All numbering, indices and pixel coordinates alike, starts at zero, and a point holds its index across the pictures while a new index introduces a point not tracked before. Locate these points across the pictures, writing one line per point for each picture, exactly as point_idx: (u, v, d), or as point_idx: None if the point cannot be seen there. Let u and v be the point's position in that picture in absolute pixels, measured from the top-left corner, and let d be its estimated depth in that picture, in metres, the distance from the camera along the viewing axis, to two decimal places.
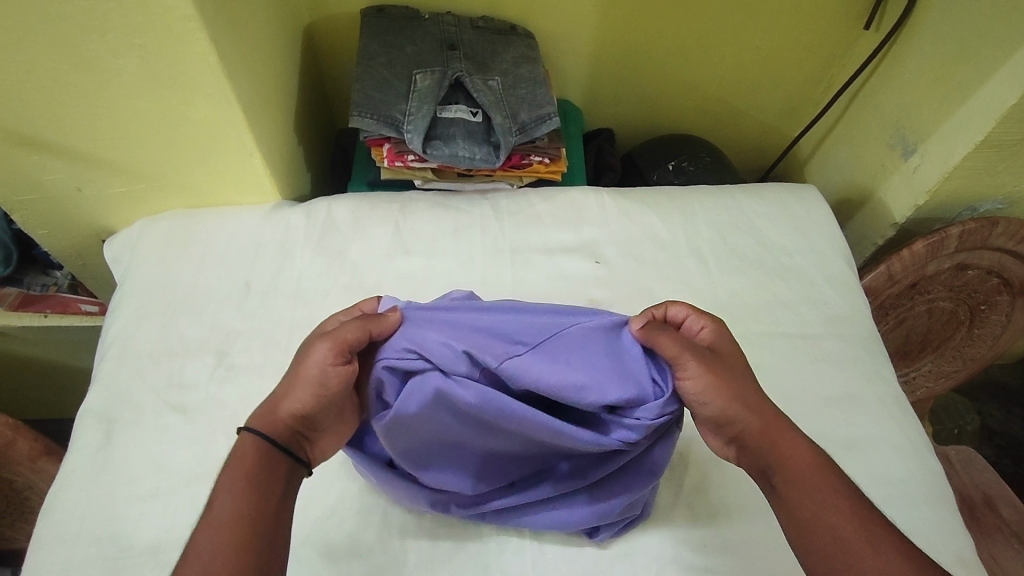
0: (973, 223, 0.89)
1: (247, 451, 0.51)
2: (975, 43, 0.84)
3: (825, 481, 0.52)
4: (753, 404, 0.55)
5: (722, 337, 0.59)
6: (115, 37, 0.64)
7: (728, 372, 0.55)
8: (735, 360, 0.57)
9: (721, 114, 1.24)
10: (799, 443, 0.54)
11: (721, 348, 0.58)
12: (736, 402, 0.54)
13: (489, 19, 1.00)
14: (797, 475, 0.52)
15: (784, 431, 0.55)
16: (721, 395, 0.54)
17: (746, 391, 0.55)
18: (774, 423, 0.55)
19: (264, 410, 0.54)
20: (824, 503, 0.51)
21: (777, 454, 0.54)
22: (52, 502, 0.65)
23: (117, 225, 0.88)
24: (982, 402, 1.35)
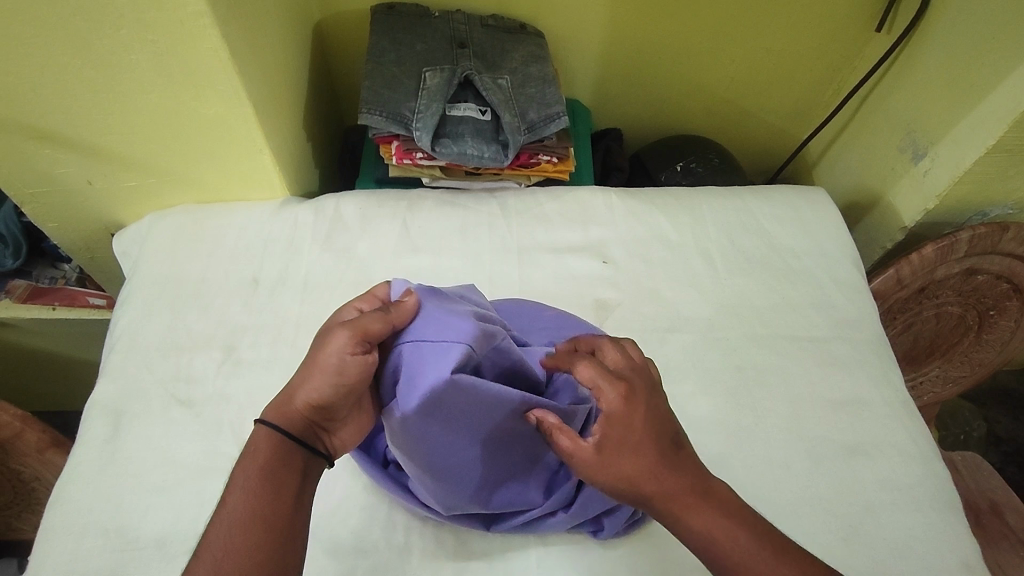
0: (984, 228, 0.88)
1: (258, 444, 0.51)
2: (988, 47, 0.83)
3: (733, 549, 0.49)
4: (648, 491, 0.50)
5: (616, 416, 0.50)
6: (127, 31, 0.65)
7: (618, 463, 0.50)
8: (629, 444, 0.50)
9: (730, 116, 1.24)
10: (710, 530, 0.49)
11: (611, 436, 0.51)
12: (629, 492, 0.50)
13: (499, 18, 1.00)
14: (702, 546, 0.50)
15: (687, 507, 0.50)
16: (609, 487, 0.51)
17: (641, 476, 0.50)
18: (684, 496, 0.50)
19: (279, 402, 0.53)
20: (734, 573, 0.48)
21: (682, 527, 0.50)
22: (60, 493, 0.65)
23: (126, 219, 0.89)
24: (988, 408, 1.34)
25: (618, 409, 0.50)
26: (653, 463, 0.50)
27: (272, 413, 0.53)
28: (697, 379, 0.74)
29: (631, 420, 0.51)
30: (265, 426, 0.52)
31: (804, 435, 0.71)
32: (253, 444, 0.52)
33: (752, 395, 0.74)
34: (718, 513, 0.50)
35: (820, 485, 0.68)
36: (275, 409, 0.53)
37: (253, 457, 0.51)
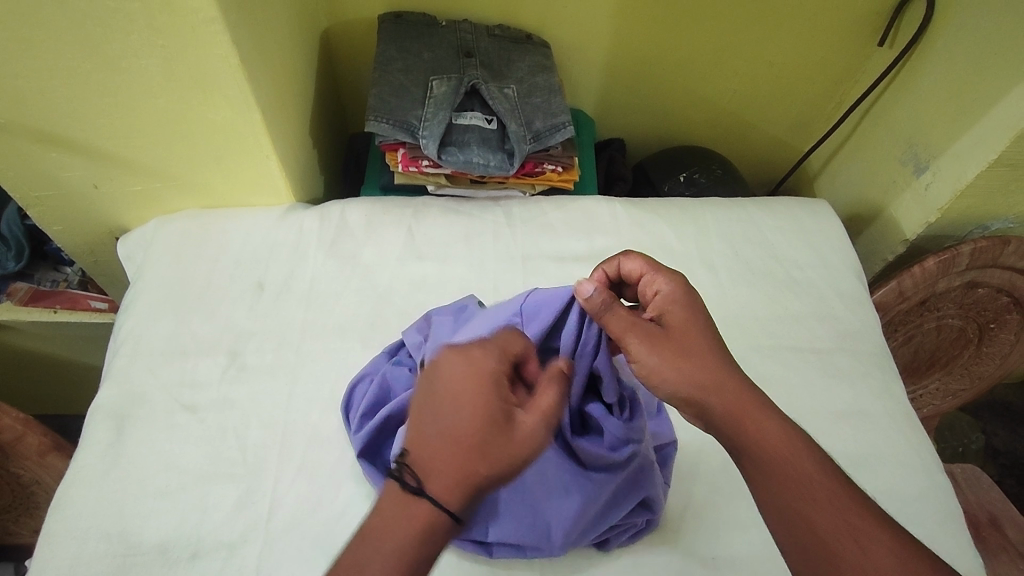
0: (985, 241, 0.89)
1: (426, 531, 0.46)
2: (990, 62, 0.84)
3: (795, 454, 0.49)
4: (707, 376, 0.53)
5: (675, 302, 0.58)
6: (138, 36, 0.65)
7: (676, 346, 0.55)
8: (689, 328, 0.56)
9: (733, 128, 1.25)
10: (770, 422, 0.50)
11: (671, 315, 0.57)
12: (686, 373, 0.53)
13: (505, 28, 1.01)
14: (764, 448, 0.49)
15: (750, 405, 0.52)
16: (671, 370, 0.54)
17: (703, 363, 0.54)
18: (741, 395, 0.52)
19: (455, 483, 0.47)
20: (793, 471, 0.48)
21: (742, 429, 0.51)
22: (62, 497, 0.65)
23: (131, 223, 0.89)
24: (986, 420, 1.35)
25: (677, 295, 0.58)
26: (715, 353, 0.54)
27: (447, 497, 0.47)
28: None
29: (683, 307, 0.57)
30: (439, 512, 0.47)
31: None
32: (410, 527, 0.46)
33: None
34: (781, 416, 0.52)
35: None
36: (453, 492, 0.47)
37: (418, 545, 0.46)
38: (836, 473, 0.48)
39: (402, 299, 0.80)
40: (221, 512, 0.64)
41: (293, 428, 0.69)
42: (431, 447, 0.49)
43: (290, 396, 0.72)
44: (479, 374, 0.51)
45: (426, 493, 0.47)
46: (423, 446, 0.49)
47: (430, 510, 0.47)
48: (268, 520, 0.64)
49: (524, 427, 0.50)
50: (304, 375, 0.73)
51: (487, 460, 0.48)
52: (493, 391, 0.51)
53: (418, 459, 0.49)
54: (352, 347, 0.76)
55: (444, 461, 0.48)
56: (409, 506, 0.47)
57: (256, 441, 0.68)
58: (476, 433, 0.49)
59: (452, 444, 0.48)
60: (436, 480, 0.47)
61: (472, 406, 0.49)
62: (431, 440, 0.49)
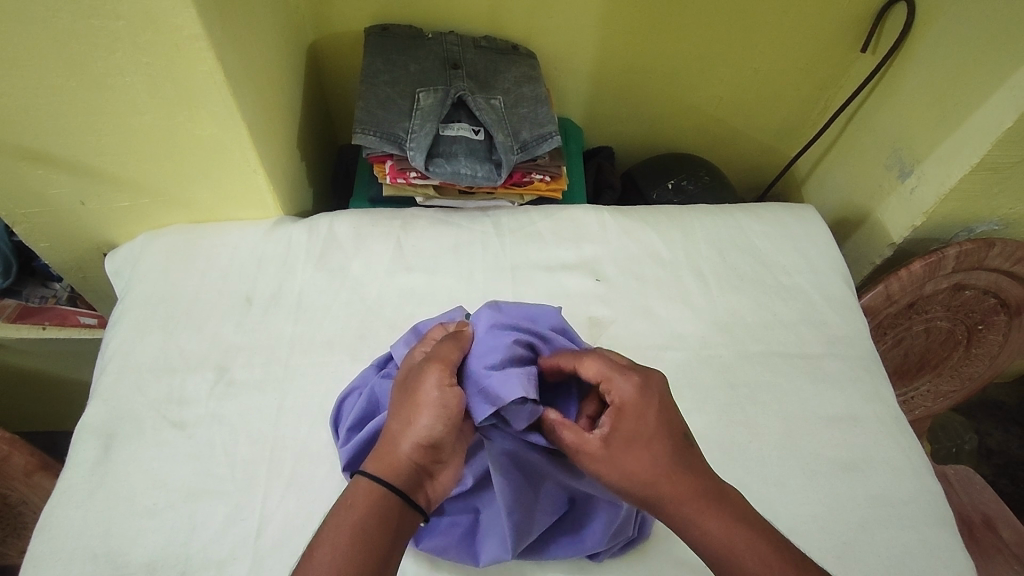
0: (970, 244, 0.90)
1: (355, 498, 0.53)
2: (970, 68, 0.85)
3: (746, 554, 0.49)
4: (658, 483, 0.51)
5: (629, 407, 0.54)
6: (123, 54, 0.65)
7: (625, 465, 0.52)
8: (641, 437, 0.53)
9: (720, 134, 1.25)
10: (721, 524, 0.50)
11: (621, 425, 0.53)
12: (638, 486, 0.52)
13: (491, 39, 1.01)
14: (716, 553, 0.50)
15: (704, 509, 0.51)
16: (622, 484, 0.52)
17: (647, 467, 0.52)
18: (694, 499, 0.51)
19: (383, 454, 0.55)
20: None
21: (692, 527, 0.51)
22: (48, 517, 0.64)
23: (119, 239, 0.88)
24: (979, 420, 1.35)
25: (631, 402, 0.54)
26: (668, 458, 0.52)
27: (374, 466, 0.54)
28: (692, 397, 0.75)
29: (638, 412, 0.53)
30: (365, 479, 0.53)
31: (797, 451, 0.72)
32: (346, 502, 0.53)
33: (744, 411, 0.74)
34: (739, 513, 0.51)
35: (813, 502, 0.68)
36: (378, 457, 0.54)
37: (340, 508, 0.52)
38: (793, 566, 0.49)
39: (392, 311, 0.80)
40: (210, 529, 0.63)
41: (282, 444, 0.69)
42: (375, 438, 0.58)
43: (279, 411, 0.71)
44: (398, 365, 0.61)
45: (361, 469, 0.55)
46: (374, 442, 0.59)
47: (361, 479, 0.54)
48: (258, 536, 0.63)
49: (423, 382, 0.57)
50: (293, 389, 0.73)
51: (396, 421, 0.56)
52: (404, 369, 0.60)
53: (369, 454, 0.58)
54: (341, 359, 0.76)
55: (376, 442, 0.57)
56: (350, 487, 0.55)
57: (244, 457, 0.68)
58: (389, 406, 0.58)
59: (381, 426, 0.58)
60: (370, 460, 0.55)
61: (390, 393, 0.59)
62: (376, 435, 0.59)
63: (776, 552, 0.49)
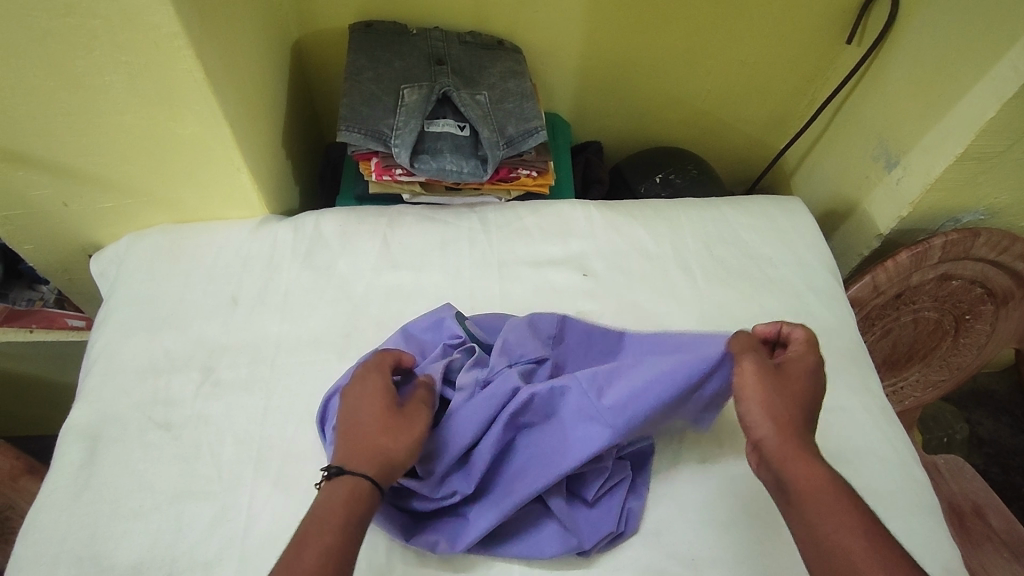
0: (956, 234, 0.90)
1: (354, 498, 0.53)
2: (954, 59, 0.85)
3: (835, 499, 0.50)
4: (785, 421, 0.56)
5: (803, 366, 0.60)
6: (101, 53, 0.65)
7: (787, 390, 0.58)
8: (796, 387, 0.59)
9: (708, 128, 1.25)
10: (819, 467, 0.53)
11: (792, 371, 0.60)
12: (764, 410, 0.56)
13: (476, 34, 1.01)
14: (802, 488, 0.51)
15: (805, 453, 0.54)
16: (759, 402, 0.57)
17: (782, 411, 0.56)
18: (801, 445, 0.54)
19: (373, 460, 0.55)
20: (825, 514, 0.50)
21: (787, 467, 0.53)
22: (34, 520, 0.64)
23: (104, 240, 0.88)
24: (969, 410, 1.36)
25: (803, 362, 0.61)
26: (800, 408, 0.57)
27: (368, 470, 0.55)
28: None
29: (806, 375, 0.60)
30: (362, 482, 0.54)
31: None
32: (342, 500, 0.52)
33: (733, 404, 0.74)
34: (830, 469, 0.53)
35: None
36: (378, 468, 0.55)
37: (341, 504, 0.52)
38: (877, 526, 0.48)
39: (379, 308, 0.80)
40: (197, 530, 0.63)
41: (269, 443, 0.69)
42: (348, 443, 0.57)
43: (266, 411, 0.71)
44: (372, 381, 0.61)
45: (349, 472, 0.54)
46: (339, 447, 0.57)
47: (364, 486, 0.54)
48: (245, 536, 0.63)
49: (412, 410, 0.60)
50: (280, 388, 0.73)
51: (392, 439, 0.57)
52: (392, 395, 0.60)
53: (339, 454, 0.56)
54: (328, 358, 0.75)
55: (360, 448, 0.56)
56: (346, 484, 0.53)
57: (230, 457, 0.68)
58: (376, 417, 0.58)
59: (363, 433, 0.57)
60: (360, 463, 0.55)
61: (366, 405, 0.59)
62: (343, 439, 0.57)
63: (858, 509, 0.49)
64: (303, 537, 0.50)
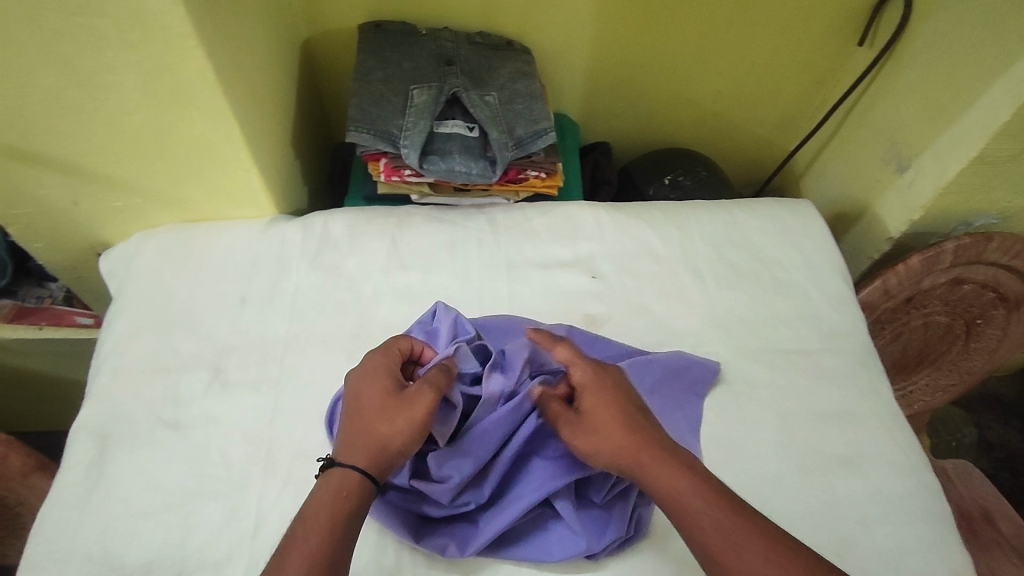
0: (968, 238, 0.89)
1: (344, 491, 0.54)
2: (967, 61, 0.85)
3: (692, 501, 0.53)
4: (625, 443, 0.58)
5: (591, 382, 0.62)
6: (112, 53, 0.65)
7: (599, 413, 0.60)
8: (604, 404, 0.60)
9: (717, 129, 1.25)
10: (674, 470, 0.55)
11: (585, 393, 0.62)
12: (604, 449, 0.58)
13: (485, 35, 1.01)
14: (668, 498, 0.54)
15: (653, 463, 0.56)
16: (594, 441, 0.59)
17: (614, 436, 0.58)
18: (643, 459, 0.57)
19: (366, 451, 0.56)
20: (693, 520, 0.53)
21: (651, 485, 0.55)
22: (44, 519, 0.64)
23: (113, 239, 0.88)
24: (978, 414, 1.35)
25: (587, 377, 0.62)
26: (623, 421, 0.59)
27: (357, 461, 0.56)
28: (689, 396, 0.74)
29: (595, 385, 0.62)
30: (352, 475, 0.55)
31: (794, 447, 0.71)
32: (332, 493, 0.54)
33: (742, 408, 0.74)
34: (688, 463, 0.56)
35: (811, 499, 0.68)
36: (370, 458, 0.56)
37: (330, 501, 0.53)
38: (739, 512, 0.52)
39: (387, 309, 0.80)
40: (206, 529, 0.63)
41: (277, 443, 0.69)
42: (347, 433, 0.58)
43: (274, 411, 0.71)
44: (379, 371, 0.61)
45: (341, 464, 0.56)
46: (341, 436, 0.58)
47: (355, 478, 0.55)
48: (254, 536, 0.63)
49: (416, 393, 0.58)
50: (288, 388, 0.73)
51: (388, 427, 0.57)
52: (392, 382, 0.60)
53: (339, 445, 0.58)
54: (336, 359, 0.75)
55: (357, 438, 0.57)
56: (334, 479, 0.55)
57: (239, 457, 0.68)
58: (374, 408, 0.58)
59: (361, 423, 0.58)
60: (354, 454, 0.56)
61: (368, 392, 0.59)
62: (344, 430, 0.58)
63: (719, 503, 0.53)
64: (292, 537, 0.52)
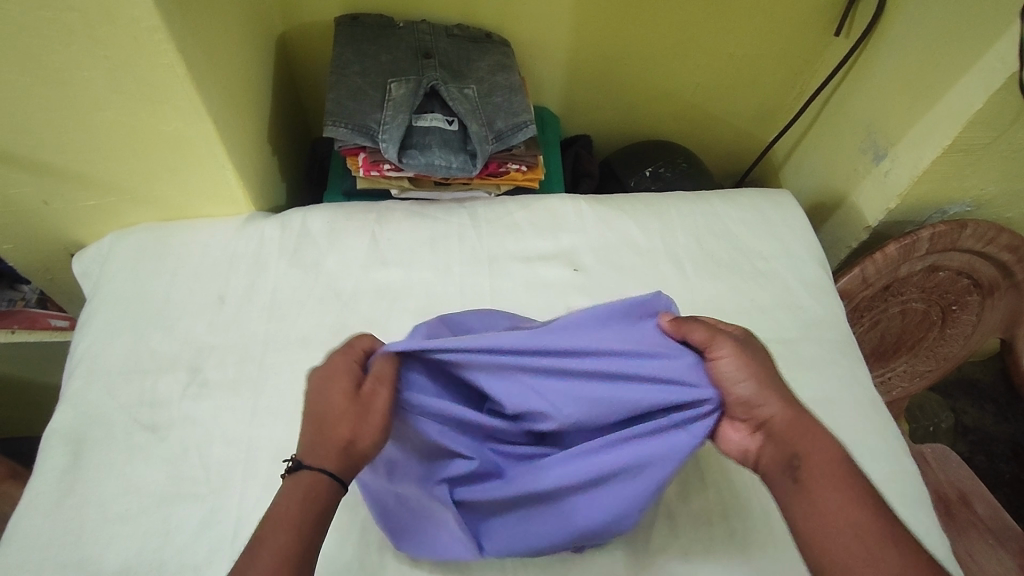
0: (943, 226, 0.91)
1: (310, 496, 0.50)
2: (941, 51, 0.86)
3: (843, 471, 0.51)
4: (780, 396, 0.55)
5: (758, 342, 0.60)
6: (80, 47, 0.63)
7: (761, 366, 0.56)
8: (768, 362, 0.58)
9: (698, 120, 1.25)
10: (829, 440, 0.53)
11: (756, 348, 0.59)
12: (762, 391, 0.55)
13: (464, 28, 1.00)
14: (817, 457, 0.52)
15: (811, 426, 0.54)
16: (748, 376, 0.55)
17: (769, 388, 0.55)
18: (802, 419, 0.54)
19: (330, 455, 0.52)
20: (836, 485, 0.50)
21: (803, 439, 0.53)
22: (17, 526, 0.63)
23: (86, 239, 0.86)
24: (955, 399, 1.37)
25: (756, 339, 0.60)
26: (780, 382, 0.56)
27: (327, 465, 0.51)
28: None
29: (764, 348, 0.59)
30: (321, 479, 0.51)
31: None
32: (300, 501, 0.50)
33: None
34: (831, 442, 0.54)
35: None
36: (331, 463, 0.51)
37: (300, 503, 0.50)
38: (882, 504, 0.50)
39: (368, 305, 0.79)
40: (185, 533, 0.62)
41: (258, 443, 0.68)
42: (309, 434, 0.53)
43: (254, 411, 0.70)
44: (336, 370, 0.55)
45: (307, 466, 0.52)
46: (303, 435, 0.53)
47: (315, 483, 0.51)
48: (234, 538, 0.62)
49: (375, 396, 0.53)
50: (267, 387, 0.72)
51: (351, 431, 0.52)
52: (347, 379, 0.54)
53: (302, 446, 0.53)
54: (318, 357, 0.74)
55: (318, 441, 0.52)
56: (298, 481, 0.51)
57: (219, 459, 0.67)
58: (333, 412, 0.53)
59: (320, 425, 0.53)
60: (316, 455, 0.52)
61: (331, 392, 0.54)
62: (308, 431, 0.53)
63: (866, 488, 0.50)
64: (263, 532, 0.49)
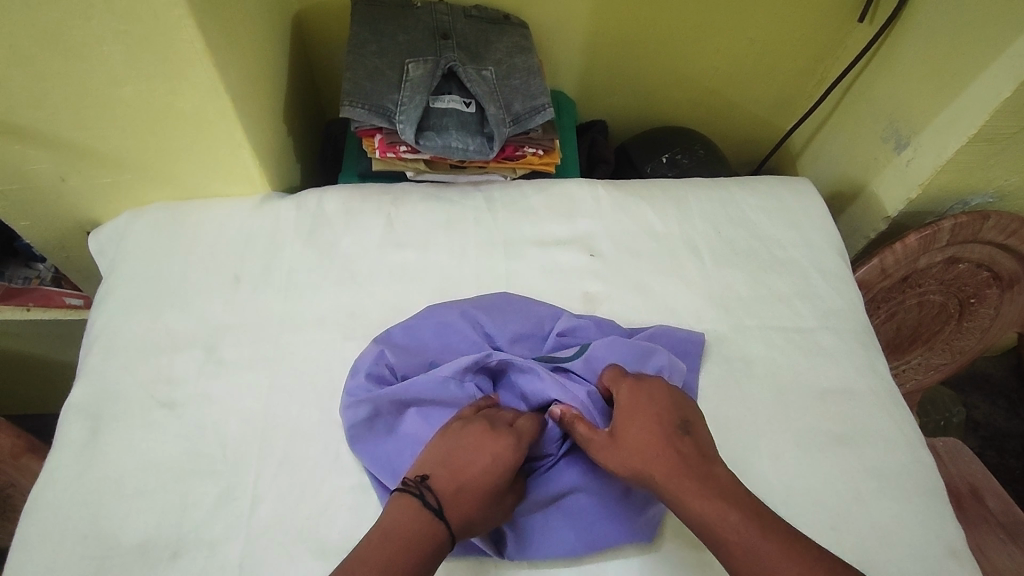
0: (965, 217, 0.89)
1: (427, 538, 0.51)
2: (969, 38, 0.84)
3: (726, 526, 0.51)
4: (647, 468, 0.56)
5: (626, 404, 0.61)
6: (99, 22, 0.62)
7: (623, 442, 0.58)
8: (634, 424, 0.59)
9: (716, 106, 1.24)
10: (705, 497, 0.53)
11: (620, 418, 0.60)
12: (630, 472, 0.57)
13: (482, 8, 0.99)
14: (698, 524, 0.53)
15: (683, 487, 0.54)
16: (615, 461, 0.58)
17: (633, 465, 0.57)
18: (671, 483, 0.55)
19: (465, 508, 0.54)
20: (724, 547, 0.51)
21: (678, 507, 0.54)
22: (37, 499, 0.63)
23: (103, 216, 0.86)
24: (967, 393, 1.36)
25: (629, 403, 0.61)
26: (650, 443, 0.57)
27: (453, 515, 0.53)
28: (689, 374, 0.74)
29: (640, 409, 0.60)
30: (441, 527, 0.52)
31: (791, 425, 0.72)
32: (414, 536, 0.51)
33: (740, 385, 0.74)
34: (717, 486, 0.54)
35: (808, 477, 0.68)
36: (461, 524, 0.53)
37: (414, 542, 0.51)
38: (777, 538, 0.51)
39: (383, 287, 0.79)
40: (202, 509, 0.63)
41: (273, 422, 0.68)
42: (450, 473, 0.55)
43: (270, 390, 0.70)
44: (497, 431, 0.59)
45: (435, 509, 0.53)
46: (440, 473, 0.55)
47: (440, 532, 0.52)
48: (250, 515, 0.63)
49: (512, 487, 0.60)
50: (283, 366, 0.72)
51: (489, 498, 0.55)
52: (503, 447, 0.57)
53: (435, 479, 0.55)
54: (332, 338, 0.74)
55: (455, 486, 0.54)
56: (421, 517, 0.52)
57: (236, 436, 0.67)
58: (481, 468, 0.56)
59: (464, 469, 0.55)
60: (453, 504, 0.53)
61: (482, 447, 0.57)
62: (445, 469, 0.55)
63: (759, 525, 0.51)
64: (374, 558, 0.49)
